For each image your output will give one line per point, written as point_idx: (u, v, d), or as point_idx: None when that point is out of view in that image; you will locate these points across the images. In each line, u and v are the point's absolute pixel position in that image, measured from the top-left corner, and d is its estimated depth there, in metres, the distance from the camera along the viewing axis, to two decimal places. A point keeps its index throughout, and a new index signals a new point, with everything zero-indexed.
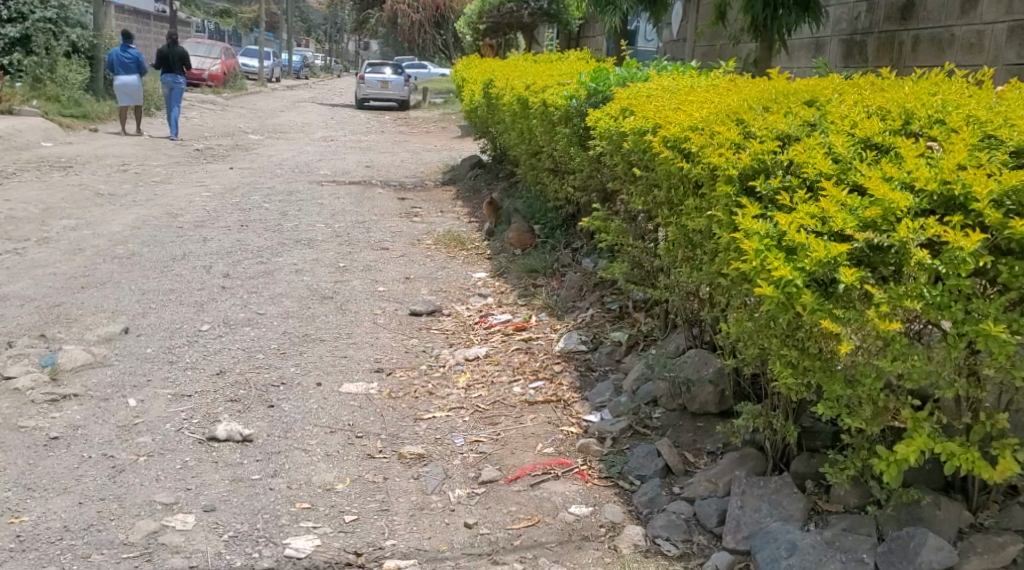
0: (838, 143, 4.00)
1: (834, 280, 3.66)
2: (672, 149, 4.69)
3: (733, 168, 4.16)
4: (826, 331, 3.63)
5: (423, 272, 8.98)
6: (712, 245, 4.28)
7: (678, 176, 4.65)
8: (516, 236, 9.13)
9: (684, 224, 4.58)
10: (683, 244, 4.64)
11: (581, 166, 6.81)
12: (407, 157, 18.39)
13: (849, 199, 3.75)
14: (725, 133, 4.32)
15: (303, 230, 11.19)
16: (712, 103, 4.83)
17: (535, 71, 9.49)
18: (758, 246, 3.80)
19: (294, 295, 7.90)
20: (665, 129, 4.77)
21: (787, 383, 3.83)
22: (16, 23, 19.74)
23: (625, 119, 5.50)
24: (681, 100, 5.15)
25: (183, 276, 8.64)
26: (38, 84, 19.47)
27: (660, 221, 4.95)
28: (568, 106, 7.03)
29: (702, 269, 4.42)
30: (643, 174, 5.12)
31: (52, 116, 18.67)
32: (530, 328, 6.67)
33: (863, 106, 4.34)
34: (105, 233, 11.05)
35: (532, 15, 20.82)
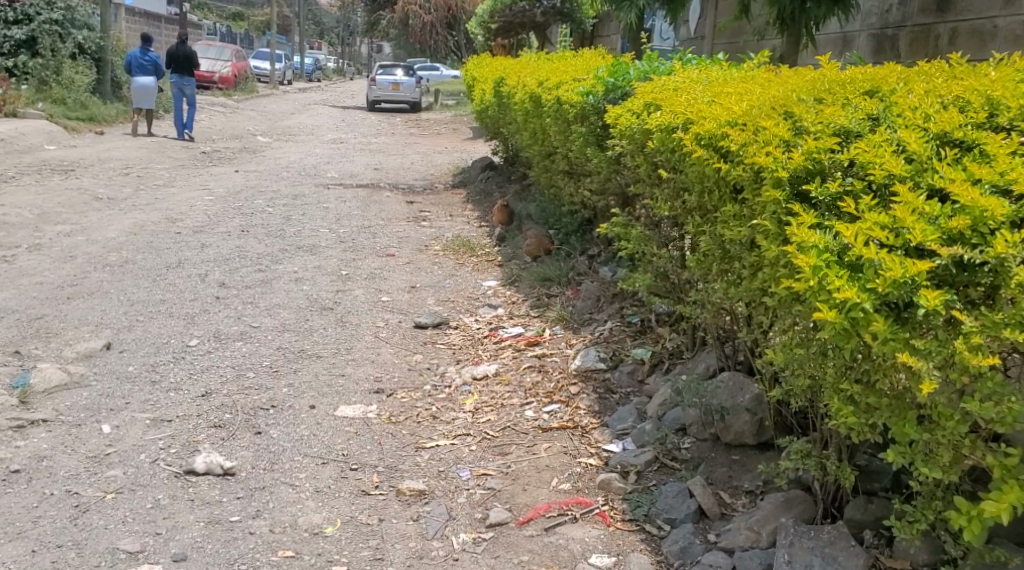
0: (910, 139, 3.51)
1: (910, 303, 3.16)
2: (707, 147, 4.20)
3: (783, 170, 3.67)
4: (899, 364, 3.15)
5: (429, 280, 8.49)
6: (756, 259, 3.80)
7: (713, 180, 4.17)
8: (535, 244, 8.45)
9: (721, 233, 4.10)
10: (719, 257, 4.16)
11: (599, 167, 6.32)
12: (417, 159, 17.91)
13: (928, 206, 3.26)
14: (772, 129, 3.83)
15: (307, 235, 10.71)
16: (753, 95, 4.34)
17: (547, 68, 8.99)
18: (816, 262, 3.31)
19: (291, 305, 7.42)
20: (698, 125, 4.28)
21: (848, 423, 3.35)
22: (23, 24, 19.38)
23: (649, 114, 5.02)
24: (715, 92, 4.66)
25: (177, 285, 8.17)
26: (44, 87, 19.10)
27: (692, 229, 4.46)
28: (583, 101, 6.53)
29: (741, 285, 3.93)
30: (671, 176, 4.63)
31: (57, 119, 18.22)
32: (544, 343, 6.16)
33: (936, 96, 3.84)
34: (100, 240, 10.60)
35: (545, 14, 20.33)
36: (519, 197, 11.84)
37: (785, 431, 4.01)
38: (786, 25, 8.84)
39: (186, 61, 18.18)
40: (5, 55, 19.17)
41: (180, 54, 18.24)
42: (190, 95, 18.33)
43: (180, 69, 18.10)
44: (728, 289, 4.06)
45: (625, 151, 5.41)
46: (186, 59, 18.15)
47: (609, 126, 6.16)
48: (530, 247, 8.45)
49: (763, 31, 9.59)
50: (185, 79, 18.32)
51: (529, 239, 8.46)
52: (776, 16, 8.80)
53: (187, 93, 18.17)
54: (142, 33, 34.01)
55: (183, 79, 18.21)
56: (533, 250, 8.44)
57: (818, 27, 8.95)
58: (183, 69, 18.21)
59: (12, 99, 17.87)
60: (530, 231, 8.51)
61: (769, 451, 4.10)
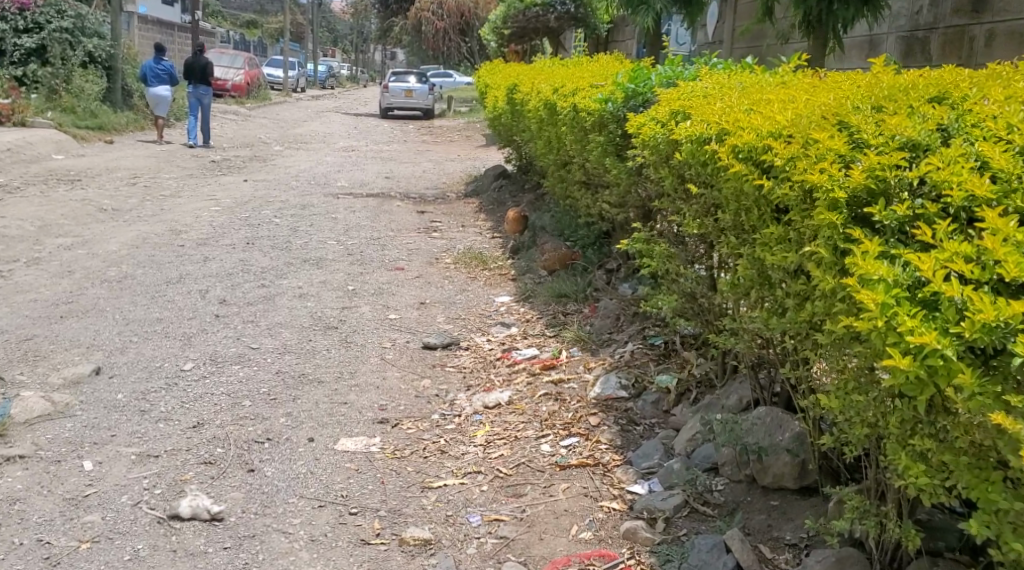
0: (992, 153, 3.14)
1: (999, 349, 2.82)
2: (748, 162, 3.83)
3: (840, 189, 3.29)
4: (989, 420, 2.77)
5: (439, 295, 8.11)
6: (807, 289, 3.43)
7: (754, 198, 3.79)
8: (552, 256, 8.07)
9: (762, 259, 3.73)
10: (758, 283, 3.80)
11: (618, 179, 5.95)
12: (429, 167, 17.57)
13: (1020, 234, 2.89)
14: (827, 143, 3.45)
15: (314, 247, 10.34)
16: (799, 102, 3.97)
17: (561, 74, 8.61)
18: (886, 299, 2.94)
19: (295, 324, 7.06)
20: (737, 137, 3.91)
21: (921, 485, 2.98)
22: (33, 33, 19.17)
23: (677, 124, 4.65)
24: (752, 99, 4.28)
25: (177, 302, 7.81)
26: (54, 96, 18.76)
27: (726, 252, 4.11)
28: (601, 107, 6.16)
29: (788, 317, 3.57)
30: (702, 191, 4.27)
31: (67, 128, 17.89)
32: (560, 367, 5.78)
33: (1015, 103, 3.47)
34: (101, 253, 10.25)
35: (558, 19, 20.02)
36: (533, 208, 11.45)
37: (829, 476, 3.65)
38: (812, 27, 8.43)
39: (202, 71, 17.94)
40: (15, 64, 18.93)
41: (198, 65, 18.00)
42: (206, 105, 18.12)
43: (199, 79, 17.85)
44: (769, 320, 3.71)
45: (648, 164, 5.05)
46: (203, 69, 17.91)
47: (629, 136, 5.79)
48: (547, 260, 8.06)
49: (788, 34, 9.18)
50: (202, 89, 18.09)
51: (547, 250, 8.08)
52: (801, 18, 8.40)
53: (205, 102, 17.98)
54: (154, 41, 33.75)
55: (201, 89, 17.98)
56: (549, 263, 8.04)
57: (845, 30, 8.54)
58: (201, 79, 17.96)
59: (20, 108, 17.57)
60: (548, 244, 8.12)
61: (812, 496, 3.74)
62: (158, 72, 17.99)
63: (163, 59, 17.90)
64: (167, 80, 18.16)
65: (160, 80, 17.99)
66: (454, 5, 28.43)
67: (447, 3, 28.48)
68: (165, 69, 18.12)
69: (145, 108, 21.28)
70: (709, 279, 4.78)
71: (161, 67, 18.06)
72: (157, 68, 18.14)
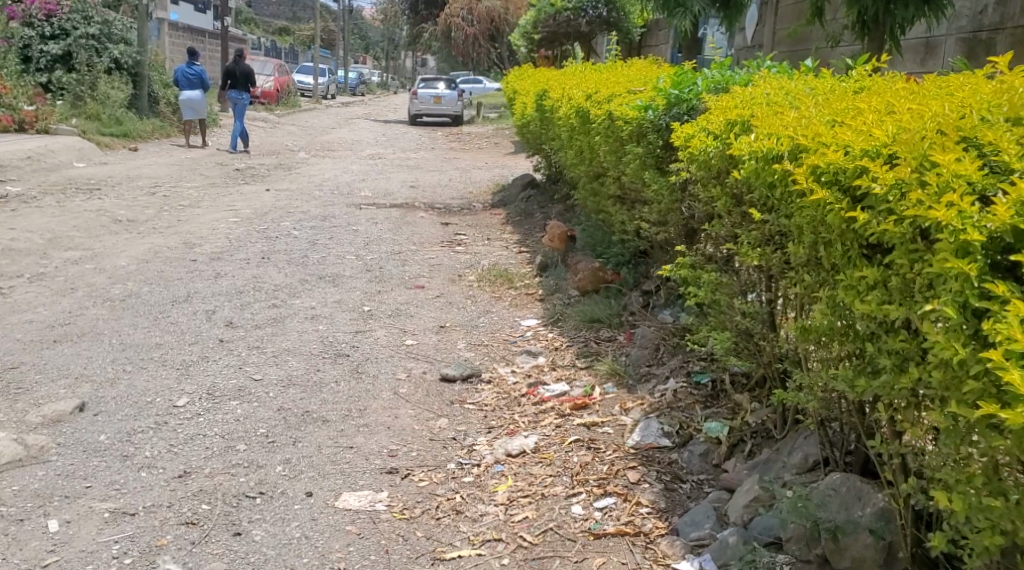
0: None
1: None
2: (839, 186, 3.32)
3: (978, 233, 2.84)
4: None
5: (462, 317, 7.53)
6: (926, 345, 2.98)
7: (842, 231, 3.30)
8: (585, 277, 7.33)
9: (853, 303, 3.25)
10: (843, 332, 3.33)
11: (659, 196, 5.38)
12: (454, 176, 17.02)
13: None
14: (955, 169, 2.98)
15: (331, 263, 9.78)
16: (895, 108, 3.46)
17: (592, 77, 7.99)
18: None
19: (304, 350, 6.49)
20: (823, 154, 3.37)
21: None
22: (60, 39, 18.94)
23: (736, 134, 4.09)
24: (830, 105, 3.76)
25: (181, 325, 7.25)
26: (79, 103, 18.33)
27: (801, 290, 3.63)
28: (640, 113, 5.55)
29: (891, 380, 3.13)
30: (765, 218, 3.77)
31: (90, 136, 17.43)
32: (594, 407, 5.19)
33: None
34: (109, 268, 9.69)
35: (590, 23, 19.48)
36: (565, 222, 10.86)
37: (924, 566, 3.23)
38: (867, 28, 7.84)
39: (243, 77, 17.46)
40: (41, 70, 18.72)
41: (238, 71, 17.55)
42: (243, 111, 17.67)
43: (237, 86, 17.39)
44: (860, 384, 3.24)
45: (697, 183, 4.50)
46: (244, 75, 17.44)
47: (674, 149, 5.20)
48: (580, 281, 7.34)
49: (840, 36, 8.55)
50: (240, 95, 17.65)
51: (582, 267, 7.34)
52: (856, 16, 7.77)
53: (242, 108, 17.55)
54: (185, 48, 33.36)
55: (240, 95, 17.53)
56: (582, 284, 7.32)
57: (904, 30, 7.92)
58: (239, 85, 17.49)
59: (44, 115, 17.16)
60: (582, 260, 7.37)
61: None
62: (190, 77, 17.55)
63: (197, 63, 17.46)
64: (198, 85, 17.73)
65: (192, 85, 17.54)
66: (484, 10, 27.87)
67: (476, 8, 27.91)
68: (197, 73, 17.66)
69: (172, 115, 20.72)
70: (770, 318, 4.20)
71: (193, 71, 17.60)
72: (190, 71, 17.70)
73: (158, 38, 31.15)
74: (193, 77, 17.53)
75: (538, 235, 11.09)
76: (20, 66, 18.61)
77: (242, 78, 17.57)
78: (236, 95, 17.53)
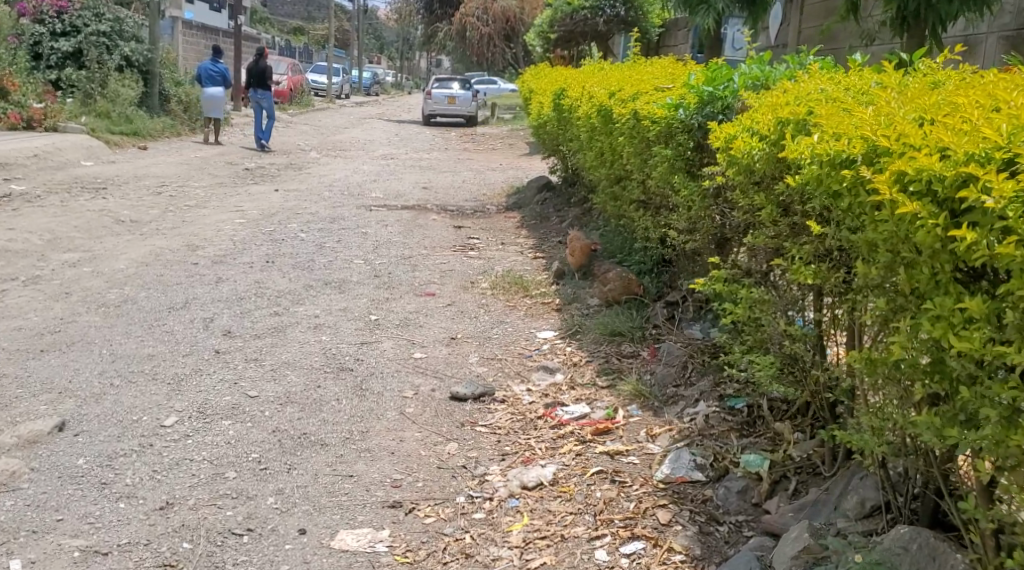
0: None
1: None
2: (934, 196, 2.94)
3: None
4: None
5: (474, 328, 7.10)
6: None
7: (934, 251, 2.92)
8: (616, 286, 6.82)
9: (946, 339, 2.89)
10: (922, 368, 3.00)
11: (689, 203, 4.97)
12: (468, 177, 16.62)
13: None
14: None
15: (338, 268, 9.37)
16: (992, 106, 3.10)
17: (615, 76, 7.56)
18: None
19: (305, 363, 6.08)
20: (914, 157, 2.99)
21: None
22: (71, 36, 18.70)
23: (790, 133, 3.70)
24: (906, 100, 3.39)
25: (177, 334, 6.83)
26: (89, 100, 17.89)
27: (867, 313, 3.29)
28: (669, 111, 5.14)
29: (999, 432, 2.78)
30: (826, 230, 3.40)
31: (99, 133, 17.05)
32: (617, 430, 4.78)
33: None
34: (107, 270, 9.26)
35: (608, 23, 19.08)
36: (582, 228, 10.44)
37: None
38: (907, 25, 7.43)
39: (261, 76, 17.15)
40: (52, 68, 18.46)
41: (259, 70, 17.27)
42: (266, 110, 17.43)
43: (257, 85, 17.17)
44: (952, 430, 2.91)
45: (738, 189, 4.11)
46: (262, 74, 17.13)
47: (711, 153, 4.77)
48: (608, 290, 6.84)
49: (876, 33, 8.12)
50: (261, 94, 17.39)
51: (612, 273, 6.85)
52: (896, 12, 7.35)
53: (264, 108, 17.31)
54: (199, 46, 32.91)
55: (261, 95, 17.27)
56: (613, 292, 6.81)
57: (946, 28, 7.49)
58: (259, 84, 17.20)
59: (53, 112, 16.80)
60: (613, 267, 6.87)
61: None
62: (212, 74, 17.40)
63: (219, 62, 17.30)
64: (220, 82, 17.58)
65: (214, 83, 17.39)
66: (500, 9, 27.45)
67: (492, 7, 27.50)
68: (220, 71, 17.52)
69: (183, 113, 20.16)
70: (818, 342, 3.91)
71: (216, 69, 17.48)
72: (213, 69, 17.57)
73: (171, 36, 30.71)
74: (215, 75, 17.39)
75: (554, 241, 10.68)
76: (31, 63, 18.41)
77: (262, 77, 17.27)
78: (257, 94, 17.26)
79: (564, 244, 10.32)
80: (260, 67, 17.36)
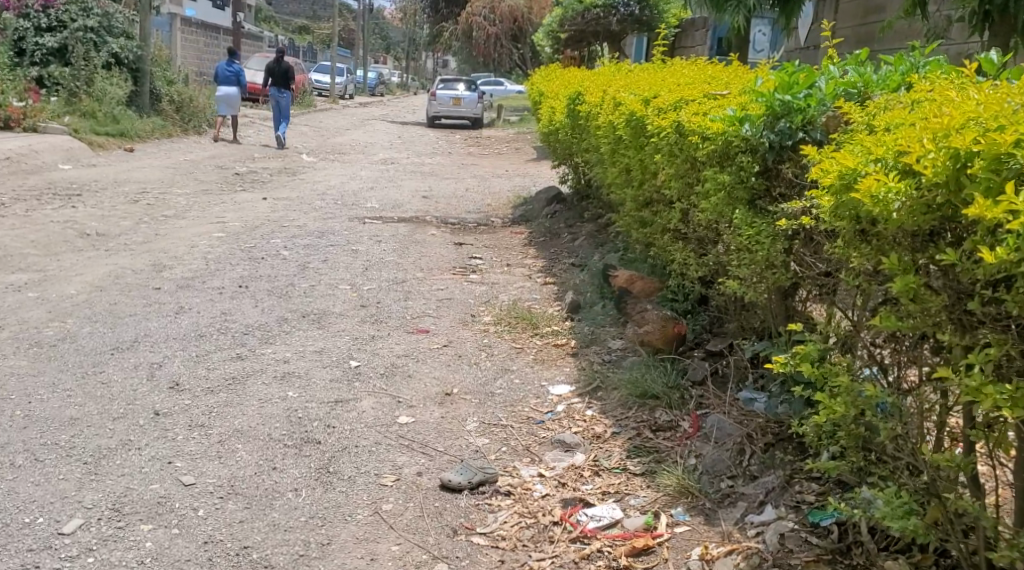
0: None
1: None
2: None
3: None
4: None
5: (472, 380, 5.90)
6: None
7: None
8: (652, 329, 5.61)
9: None
10: None
11: (748, 242, 3.91)
12: (473, 185, 15.44)
13: None
14: None
15: (322, 295, 8.18)
16: None
17: (650, 77, 6.32)
18: None
19: (262, 433, 4.89)
20: None
21: None
22: (56, 32, 17.35)
23: (982, 184, 2.85)
24: None
25: (113, 388, 5.62)
26: (73, 100, 16.74)
27: None
28: (731, 123, 3.96)
29: None
30: None
31: (83, 134, 15.88)
32: (658, 547, 3.78)
33: None
34: (55, 296, 8.06)
35: (621, 22, 17.85)
36: (598, 250, 9.27)
37: None
38: (992, 24, 6.05)
39: (285, 76, 17.19)
40: (36, 65, 17.14)
41: (279, 70, 17.19)
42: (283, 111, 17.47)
43: (282, 85, 17.13)
44: None
45: (845, 240, 3.24)
46: (287, 74, 17.11)
47: (797, 182, 3.71)
48: (644, 333, 5.63)
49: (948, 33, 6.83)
50: (280, 92, 17.39)
51: (650, 312, 5.67)
52: (975, 5, 6.00)
53: (284, 107, 17.24)
54: (198, 42, 31.56)
55: (281, 94, 17.31)
56: (652, 334, 5.60)
57: None
58: (282, 84, 17.22)
59: (32, 111, 15.64)
60: (651, 305, 5.71)
61: None
62: (228, 74, 16.68)
63: (236, 61, 16.50)
64: (235, 83, 16.86)
65: (231, 83, 16.61)
66: (507, 9, 26.18)
67: (499, 7, 26.25)
68: (235, 71, 16.78)
69: (175, 113, 18.86)
70: (973, 476, 3.07)
71: (232, 68, 16.70)
72: (228, 68, 16.77)
73: (168, 32, 29.43)
74: (232, 76, 16.67)
75: (566, 263, 9.49)
76: (13, 59, 17.12)
77: (283, 77, 17.22)
78: (278, 94, 17.24)
79: (578, 267, 9.14)
80: (278, 66, 17.25)
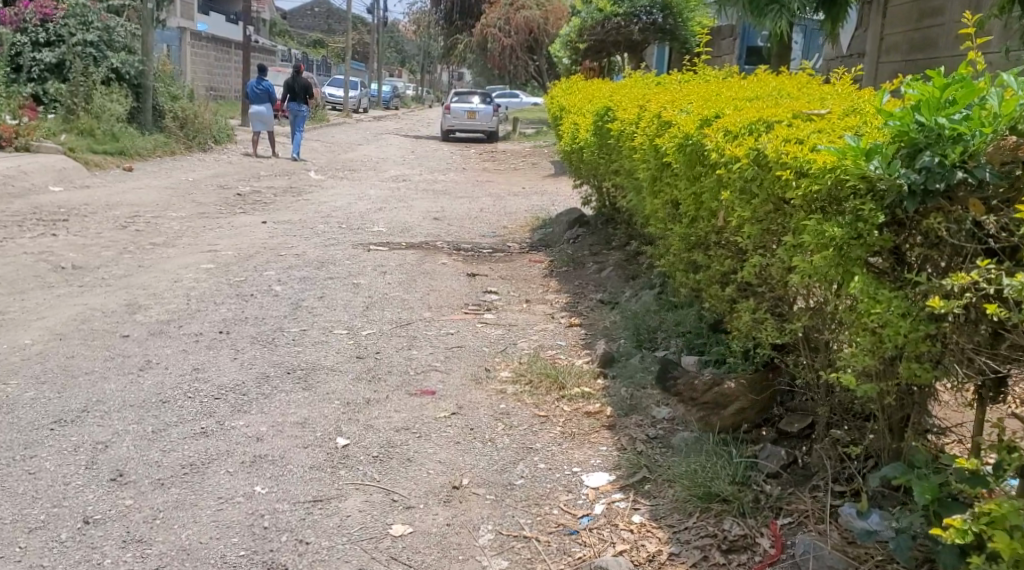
0: None
1: None
2: None
3: None
4: None
5: (484, 466, 4.77)
6: None
7: None
8: (734, 407, 4.38)
9: None
10: None
11: (866, 308, 3.21)
12: (489, 205, 14.30)
13: None
14: None
15: (315, 344, 7.06)
16: None
17: (700, 91, 5.42)
18: None
19: (213, 555, 3.93)
20: None
21: None
22: (55, 47, 16.22)
23: None
24: None
25: (41, 482, 4.51)
26: (71, 117, 15.67)
27: None
28: (852, 155, 3.22)
29: None
30: None
31: (79, 154, 14.78)
32: None
33: None
34: (6, 347, 6.94)
35: (644, 30, 16.64)
36: (631, 287, 8.15)
37: None
38: None
39: (303, 90, 16.20)
40: (33, 81, 16.10)
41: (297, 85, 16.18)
42: (297, 127, 16.46)
43: (302, 99, 16.17)
44: None
45: None
46: (305, 89, 16.14)
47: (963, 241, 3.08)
48: (727, 414, 4.39)
49: None
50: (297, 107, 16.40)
51: (726, 385, 4.43)
52: None
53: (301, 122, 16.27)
54: (207, 56, 30.49)
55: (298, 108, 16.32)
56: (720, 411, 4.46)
57: None
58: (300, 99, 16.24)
59: (26, 129, 14.56)
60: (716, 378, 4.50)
61: None
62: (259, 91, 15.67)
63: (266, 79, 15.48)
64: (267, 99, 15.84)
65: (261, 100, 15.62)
66: (521, 20, 25.05)
67: (514, 18, 25.16)
68: (265, 88, 15.76)
69: (179, 130, 17.74)
70: None
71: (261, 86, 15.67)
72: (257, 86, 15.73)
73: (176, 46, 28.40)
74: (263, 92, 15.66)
75: (593, 299, 8.36)
76: (9, 76, 16.06)
77: (303, 91, 16.22)
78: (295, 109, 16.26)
79: (608, 306, 8.01)
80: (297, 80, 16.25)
